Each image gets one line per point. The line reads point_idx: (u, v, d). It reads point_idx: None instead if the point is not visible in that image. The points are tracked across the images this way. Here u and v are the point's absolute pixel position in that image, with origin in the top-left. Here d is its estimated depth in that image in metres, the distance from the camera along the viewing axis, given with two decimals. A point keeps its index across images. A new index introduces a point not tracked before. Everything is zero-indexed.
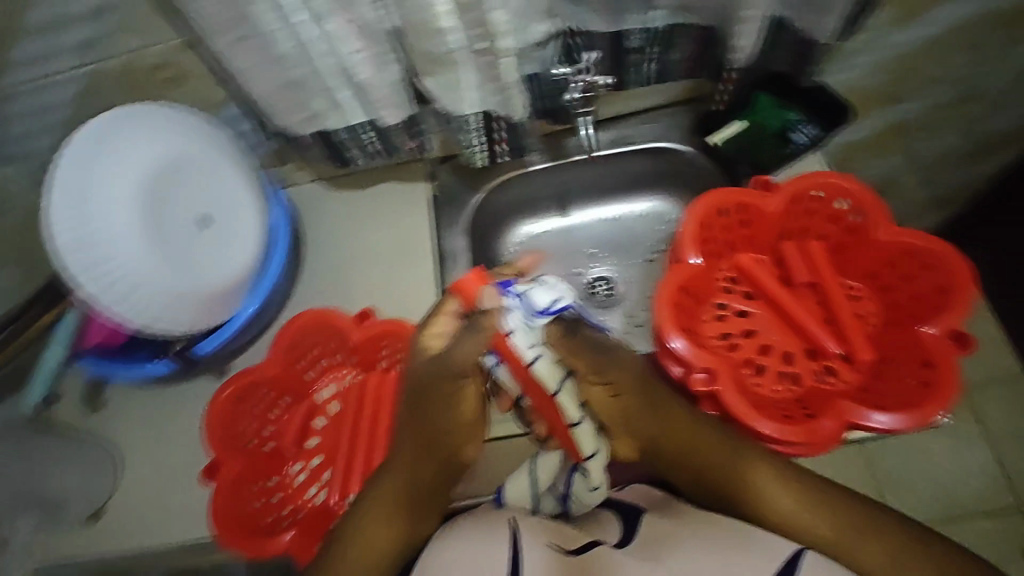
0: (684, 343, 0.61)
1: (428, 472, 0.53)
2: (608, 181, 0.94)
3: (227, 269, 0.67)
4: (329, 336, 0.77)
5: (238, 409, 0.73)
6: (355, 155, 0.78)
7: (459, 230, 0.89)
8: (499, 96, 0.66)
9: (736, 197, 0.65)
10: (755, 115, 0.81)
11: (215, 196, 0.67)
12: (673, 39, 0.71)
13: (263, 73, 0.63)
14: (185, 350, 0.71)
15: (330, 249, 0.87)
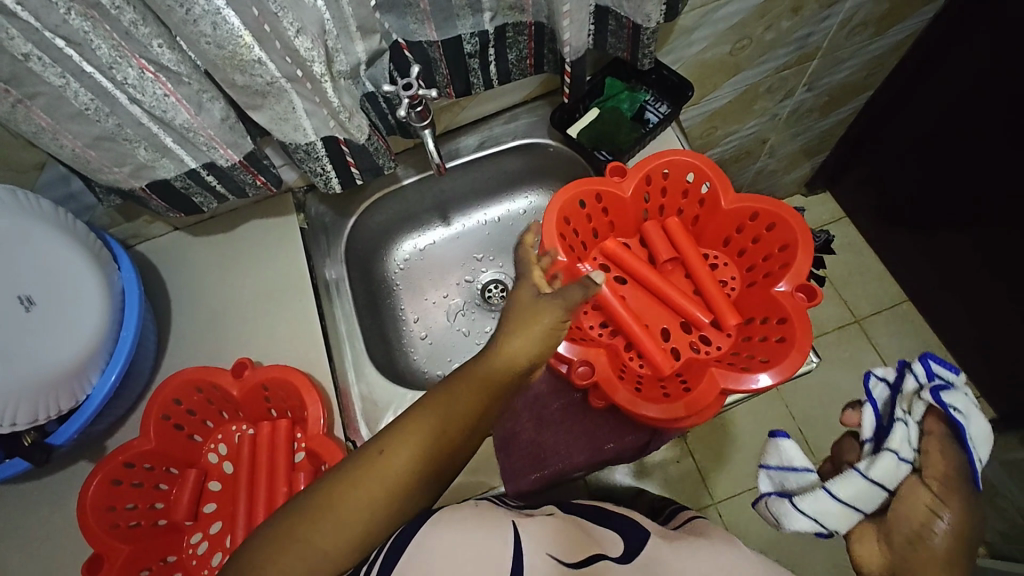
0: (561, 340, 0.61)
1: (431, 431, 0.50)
2: (483, 183, 0.93)
3: (66, 347, 0.61)
4: (205, 394, 0.73)
5: (117, 492, 0.67)
6: (202, 201, 0.72)
7: (337, 259, 0.86)
8: (336, 120, 0.64)
9: (589, 187, 0.66)
10: (608, 101, 0.83)
11: (40, 270, 0.62)
12: (506, 38, 0.70)
13: (65, 132, 0.57)
14: (39, 442, 0.64)
15: (201, 301, 0.82)
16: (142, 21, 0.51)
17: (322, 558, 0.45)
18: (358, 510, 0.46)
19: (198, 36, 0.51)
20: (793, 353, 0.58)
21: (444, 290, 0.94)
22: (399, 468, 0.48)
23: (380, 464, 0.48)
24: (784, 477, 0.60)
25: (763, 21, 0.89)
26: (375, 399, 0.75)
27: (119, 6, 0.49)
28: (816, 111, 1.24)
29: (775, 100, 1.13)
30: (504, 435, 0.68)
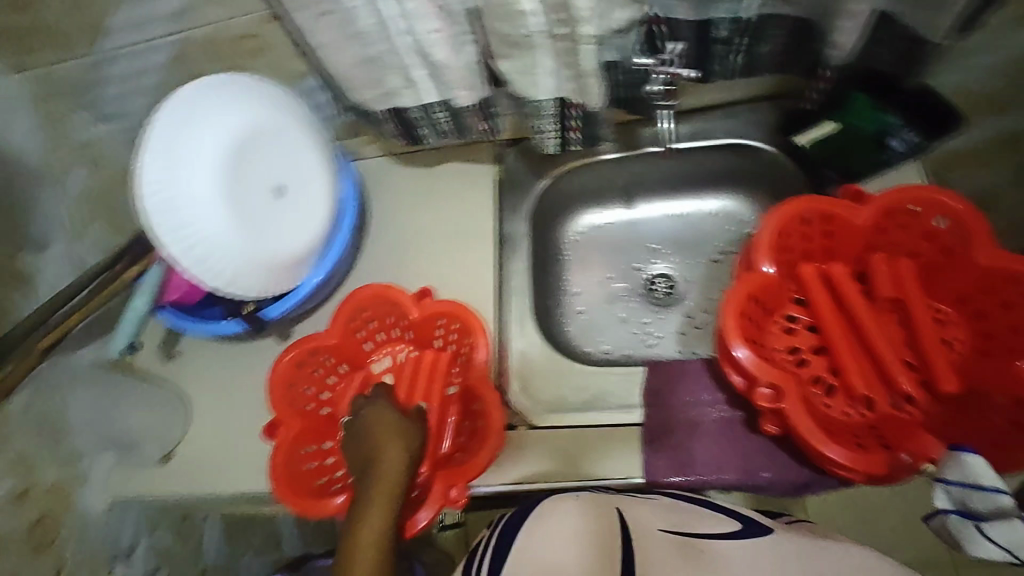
0: (748, 354, 0.59)
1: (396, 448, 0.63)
2: (679, 174, 0.90)
3: (297, 240, 0.69)
4: (388, 309, 0.79)
5: (300, 375, 0.75)
6: (424, 134, 0.77)
7: (521, 216, 0.88)
8: (575, 83, 0.65)
9: (820, 206, 0.62)
10: (850, 116, 0.73)
11: (291, 167, 0.68)
12: (762, 30, 0.66)
13: (343, 49, 0.63)
14: (256, 311, 0.74)
15: (394, 224, 0.88)
16: None
17: (372, 532, 0.57)
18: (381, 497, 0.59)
19: None
20: None
21: (611, 270, 0.94)
22: (393, 461, 0.61)
23: (388, 464, 0.61)
24: (968, 495, 0.49)
25: None
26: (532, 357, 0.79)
27: None
28: None
29: None
30: (653, 427, 0.69)
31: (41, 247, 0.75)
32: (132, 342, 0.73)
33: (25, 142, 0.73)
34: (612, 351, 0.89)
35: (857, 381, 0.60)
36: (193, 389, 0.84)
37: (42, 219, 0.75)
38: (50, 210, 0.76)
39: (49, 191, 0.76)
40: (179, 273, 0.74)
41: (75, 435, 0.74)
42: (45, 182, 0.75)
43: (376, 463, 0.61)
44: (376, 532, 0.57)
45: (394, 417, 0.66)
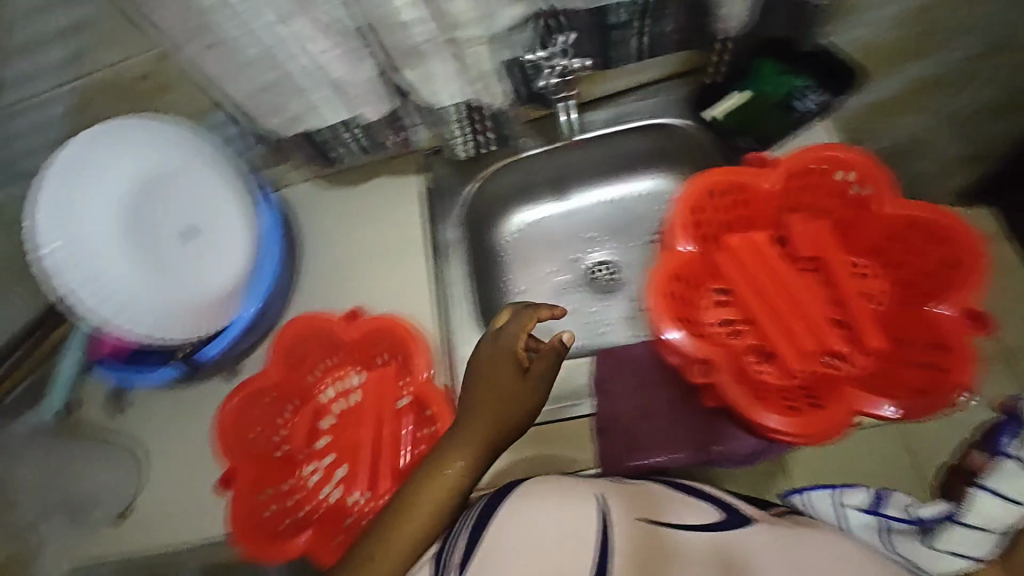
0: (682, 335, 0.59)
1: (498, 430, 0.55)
2: (607, 161, 0.91)
3: (218, 279, 0.66)
4: (320, 337, 0.77)
5: (243, 422, 0.73)
6: (341, 154, 0.76)
7: (454, 222, 0.88)
8: (476, 85, 0.63)
9: (734, 175, 0.62)
10: (759, 84, 0.76)
11: (200, 205, 0.66)
12: (657, 10, 0.66)
13: (236, 80, 0.62)
14: (192, 354, 0.75)
15: (325, 249, 0.86)
16: None
17: (438, 492, 0.52)
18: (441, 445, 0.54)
19: None
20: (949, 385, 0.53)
21: (553, 265, 0.93)
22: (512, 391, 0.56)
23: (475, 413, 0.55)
24: (990, 501, 0.57)
25: None
26: None
27: None
28: None
29: None
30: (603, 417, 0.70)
31: None
32: None
33: None
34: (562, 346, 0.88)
35: (784, 342, 0.61)
36: (140, 445, 0.81)
37: None
38: None
39: None
40: None
41: None
42: None
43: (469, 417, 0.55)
44: (440, 496, 0.52)
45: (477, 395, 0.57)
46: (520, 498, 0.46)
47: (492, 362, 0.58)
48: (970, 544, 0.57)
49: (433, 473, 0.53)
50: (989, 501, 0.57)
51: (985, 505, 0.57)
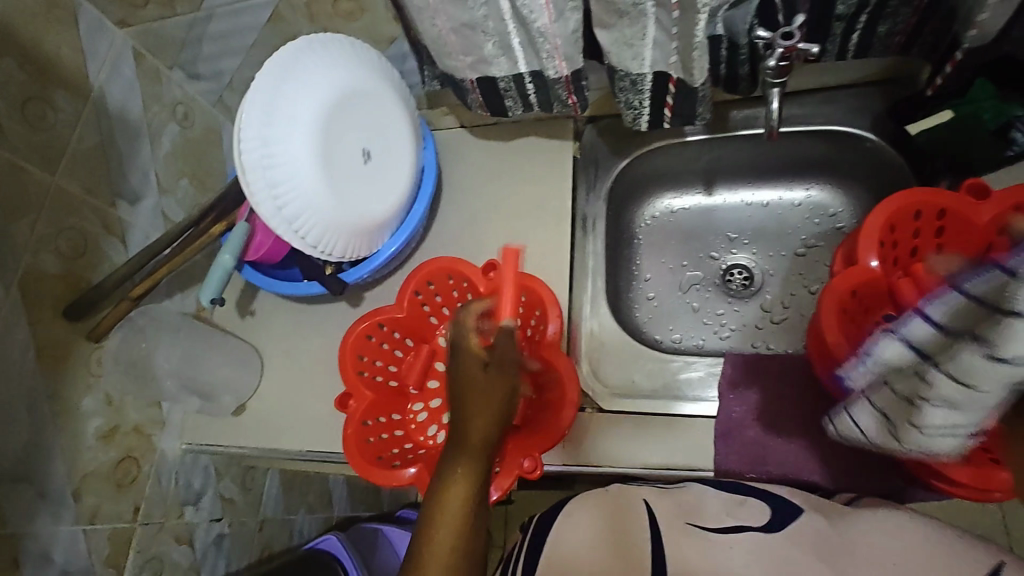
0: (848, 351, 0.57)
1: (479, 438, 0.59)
2: (768, 161, 0.86)
3: (381, 207, 0.69)
4: (454, 283, 0.77)
5: (369, 347, 0.76)
6: (511, 106, 0.75)
7: (598, 195, 0.86)
8: (679, 56, 0.61)
9: (938, 200, 0.58)
10: (969, 105, 0.67)
11: (379, 133, 0.68)
12: (888, 7, 0.61)
13: (442, 12, 0.62)
14: (335, 275, 0.74)
15: (468, 197, 0.87)
16: None
17: (451, 509, 0.57)
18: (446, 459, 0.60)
19: None
20: None
21: (685, 258, 0.90)
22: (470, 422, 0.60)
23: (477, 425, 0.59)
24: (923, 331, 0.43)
25: None
26: (602, 339, 0.78)
27: None
28: None
29: None
30: (729, 422, 0.66)
31: (135, 198, 0.78)
32: (221, 296, 0.72)
33: (127, 96, 0.75)
34: (682, 341, 0.86)
35: None
36: (266, 347, 0.86)
37: (138, 172, 0.77)
38: (146, 163, 0.78)
39: (146, 145, 0.78)
40: (262, 232, 0.75)
41: (159, 381, 0.78)
42: (142, 136, 0.77)
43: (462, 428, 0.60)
44: (454, 518, 0.57)
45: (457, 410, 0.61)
46: (564, 516, 0.59)
47: (472, 372, 0.62)
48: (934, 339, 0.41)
49: (451, 482, 0.58)
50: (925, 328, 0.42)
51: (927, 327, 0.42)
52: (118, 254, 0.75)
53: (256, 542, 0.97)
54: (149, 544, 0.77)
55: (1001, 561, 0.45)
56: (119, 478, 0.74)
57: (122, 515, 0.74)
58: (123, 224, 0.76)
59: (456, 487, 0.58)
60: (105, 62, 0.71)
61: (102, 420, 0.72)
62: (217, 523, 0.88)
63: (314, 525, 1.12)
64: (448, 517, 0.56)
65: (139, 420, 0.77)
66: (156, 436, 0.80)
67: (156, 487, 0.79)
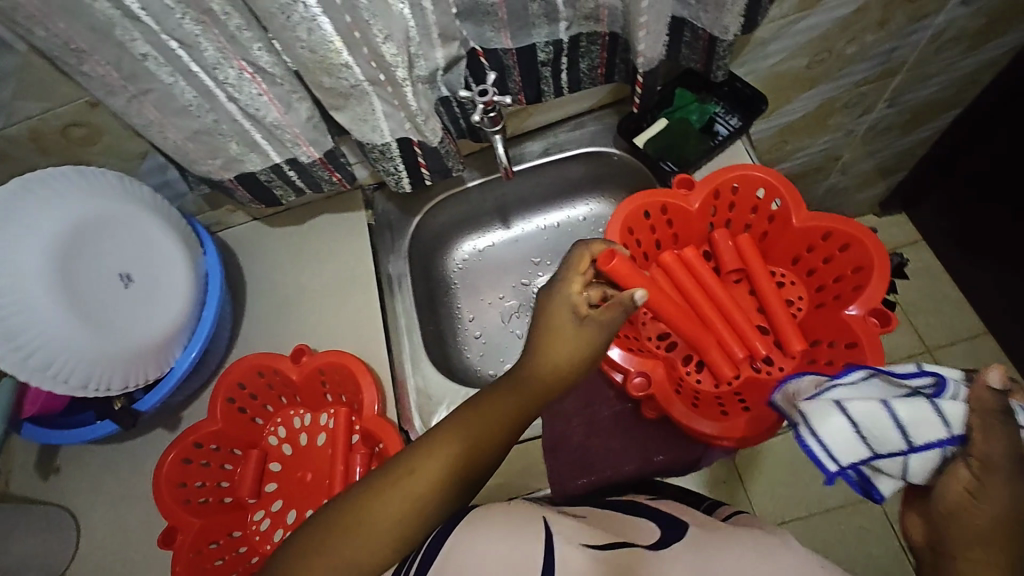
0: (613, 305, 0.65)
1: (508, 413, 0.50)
2: (546, 189, 0.95)
3: (159, 325, 0.66)
4: (267, 378, 0.76)
5: (188, 471, 0.72)
6: (282, 194, 0.76)
7: (400, 255, 0.89)
8: (411, 123, 0.66)
9: (654, 198, 0.67)
10: (677, 112, 0.81)
11: (137, 251, 0.66)
12: (580, 48, 0.71)
13: (169, 125, 0.62)
14: (127, 407, 0.70)
15: (273, 287, 0.86)
16: (246, 26, 0.55)
17: (395, 508, 0.45)
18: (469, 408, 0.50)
19: (294, 40, 0.54)
20: None
21: (501, 291, 0.96)
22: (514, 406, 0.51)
23: (492, 408, 0.50)
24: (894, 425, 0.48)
25: (846, 34, 0.86)
26: (430, 393, 0.79)
27: (228, 13, 0.53)
28: (896, 128, 1.17)
29: (851, 116, 1.08)
30: (553, 439, 0.70)
31: None
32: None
33: None
34: None
35: (714, 352, 0.66)
36: (79, 505, 0.78)
37: None
38: None
39: None
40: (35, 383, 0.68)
41: None
42: None
43: (478, 408, 0.50)
44: (399, 522, 0.45)
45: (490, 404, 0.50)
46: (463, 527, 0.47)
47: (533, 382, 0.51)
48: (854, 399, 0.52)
49: (403, 474, 0.47)
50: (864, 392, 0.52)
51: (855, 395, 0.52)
52: None
53: None
54: None
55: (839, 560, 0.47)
56: None
57: None
58: None
59: (436, 476, 0.47)
60: None
61: None
62: None
63: None
64: (411, 485, 0.46)
65: None
66: None
67: None
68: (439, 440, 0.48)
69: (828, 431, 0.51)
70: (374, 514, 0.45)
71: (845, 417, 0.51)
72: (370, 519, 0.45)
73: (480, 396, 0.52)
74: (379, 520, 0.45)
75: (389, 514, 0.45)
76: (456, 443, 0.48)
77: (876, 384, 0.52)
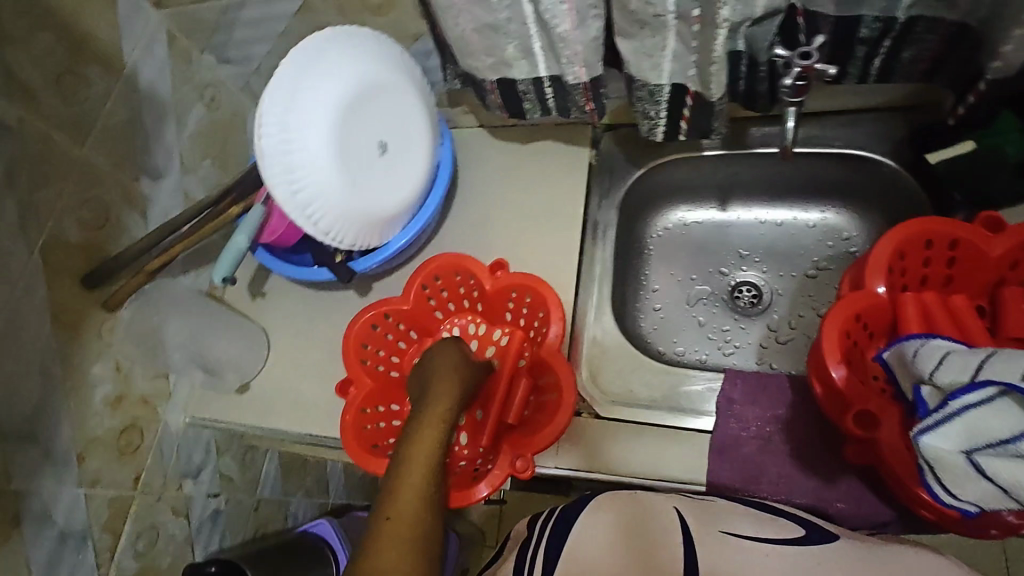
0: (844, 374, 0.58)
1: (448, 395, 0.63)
2: (783, 182, 0.86)
3: (395, 200, 0.70)
4: (460, 279, 0.78)
5: (373, 336, 0.77)
6: (528, 109, 0.75)
7: (611, 203, 0.86)
8: (697, 70, 0.62)
9: (944, 229, 0.59)
10: (995, 135, 0.66)
11: (398, 126, 0.69)
12: (912, 34, 0.61)
13: (466, 13, 0.63)
14: (344, 263, 0.76)
15: (482, 195, 0.87)
16: None
17: (409, 488, 0.55)
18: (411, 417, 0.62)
19: None
20: None
21: (695, 272, 0.90)
22: (447, 401, 0.63)
23: (438, 400, 0.63)
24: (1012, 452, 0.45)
25: None
26: (603, 346, 0.79)
27: None
28: None
29: None
30: (723, 438, 0.68)
31: (159, 174, 0.79)
32: (232, 276, 0.75)
33: (157, 77, 0.77)
34: (684, 354, 0.86)
35: None
36: (274, 329, 0.88)
37: (164, 150, 0.79)
38: (171, 142, 0.80)
39: (172, 125, 0.80)
40: (276, 217, 0.76)
41: (168, 352, 0.80)
42: (169, 116, 0.79)
43: (419, 419, 0.61)
44: (412, 497, 0.54)
45: (452, 363, 0.68)
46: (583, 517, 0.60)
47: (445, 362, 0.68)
48: (986, 419, 0.46)
49: (403, 465, 0.57)
50: (989, 410, 0.46)
51: (984, 419, 0.46)
52: (138, 228, 0.77)
53: (252, 522, 0.98)
54: (147, 513, 0.78)
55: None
56: (123, 445, 0.75)
57: (122, 482, 0.75)
58: (145, 200, 0.78)
59: (426, 446, 0.58)
60: (138, 43, 0.74)
61: (110, 387, 0.73)
62: (213, 500, 0.89)
63: (310, 510, 1.13)
64: (404, 477, 0.55)
65: (146, 391, 0.79)
66: (162, 407, 0.81)
67: (158, 457, 0.80)
68: (421, 428, 0.60)
69: (959, 487, 0.48)
70: (392, 498, 0.54)
71: (971, 449, 0.47)
72: (400, 490, 0.54)
73: (420, 406, 0.63)
74: (408, 496, 0.54)
75: (410, 489, 0.55)
76: (433, 422, 0.60)
77: (1003, 402, 0.45)
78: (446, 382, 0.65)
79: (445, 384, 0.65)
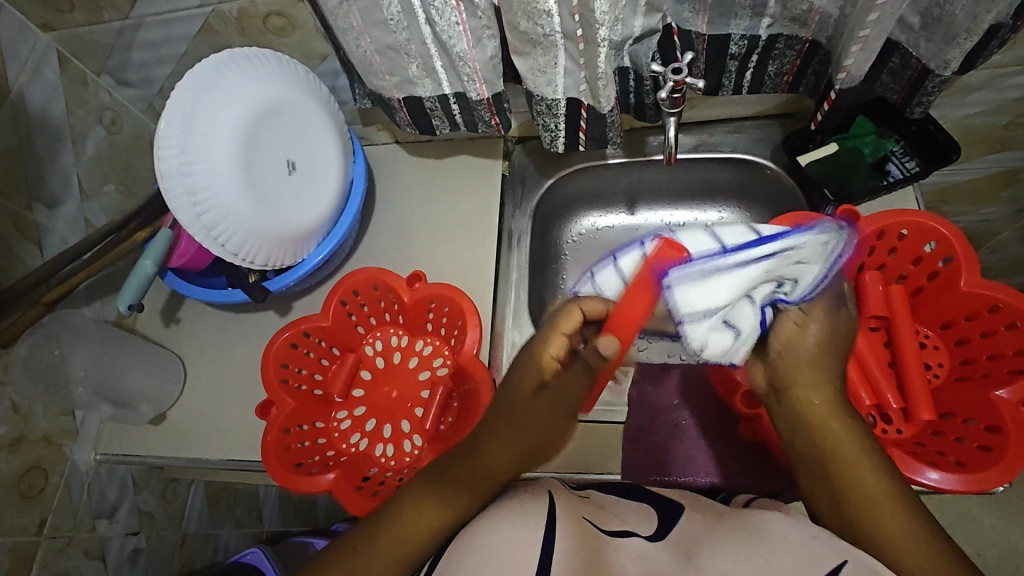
0: None
1: (509, 448, 0.55)
2: (682, 186, 0.92)
3: (307, 218, 0.71)
4: (380, 293, 0.79)
5: (293, 355, 0.77)
6: (438, 125, 0.78)
7: (524, 212, 0.90)
8: (588, 85, 0.66)
9: (813, 223, 0.65)
10: (852, 140, 0.76)
11: (305, 145, 0.70)
12: (775, 49, 0.68)
13: (366, 34, 0.65)
14: (258, 283, 0.75)
15: (398, 209, 0.89)
16: None
17: (404, 531, 0.51)
18: (427, 479, 0.55)
19: None
20: (998, 469, 0.56)
21: None
22: (495, 462, 0.54)
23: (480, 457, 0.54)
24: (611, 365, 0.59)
25: None
26: None
27: None
28: None
29: None
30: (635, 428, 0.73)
31: (55, 202, 0.76)
32: (138, 302, 0.72)
33: (49, 100, 0.73)
34: None
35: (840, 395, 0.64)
36: (189, 355, 0.86)
37: (59, 176, 0.76)
38: (68, 167, 0.77)
39: (68, 150, 0.77)
40: (185, 239, 0.75)
41: (71, 386, 0.74)
42: (65, 141, 0.76)
43: (449, 469, 0.55)
44: (403, 542, 0.51)
45: (524, 403, 0.56)
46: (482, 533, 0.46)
47: (524, 395, 0.56)
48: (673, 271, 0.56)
49: (416, 501, 0.53)
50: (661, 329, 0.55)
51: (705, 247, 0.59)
52: (33, 258, 0.74)
53: (178, 559, 0.93)
54: (56, 559, 0.74)
55: (845, 560, 0.44)
56: (26, 488, 0.71)
57: (27, 528, 0.70)
58: (39, 228, 0.74)
59: (432, 498, 0.53)
60: (25, 66, 0.71)
61: (5, 429, 0.69)
62: (132, 538, 0.85)
63: (243, 540, 1.09)
64: (403, 530, 0.51)
65: (49, 431, 0.75)
66: (69, 446, 0.77)
67: (66, 498, 0.76)
68: (422, 483, 0.55)
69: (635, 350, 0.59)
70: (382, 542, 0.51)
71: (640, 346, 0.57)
72: (386, 534, 0.52)
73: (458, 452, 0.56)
74: (384, 544, 0.51)
75: (392, 538, 0.51)
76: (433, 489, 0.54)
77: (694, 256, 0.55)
78: (534, 408, 0.56)
79: (538, 414, 0.56)
